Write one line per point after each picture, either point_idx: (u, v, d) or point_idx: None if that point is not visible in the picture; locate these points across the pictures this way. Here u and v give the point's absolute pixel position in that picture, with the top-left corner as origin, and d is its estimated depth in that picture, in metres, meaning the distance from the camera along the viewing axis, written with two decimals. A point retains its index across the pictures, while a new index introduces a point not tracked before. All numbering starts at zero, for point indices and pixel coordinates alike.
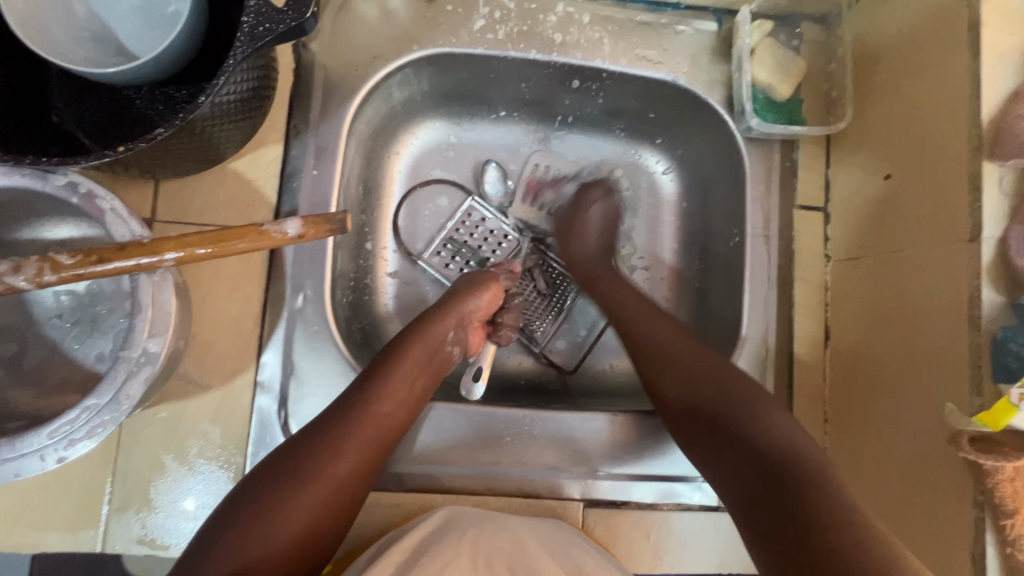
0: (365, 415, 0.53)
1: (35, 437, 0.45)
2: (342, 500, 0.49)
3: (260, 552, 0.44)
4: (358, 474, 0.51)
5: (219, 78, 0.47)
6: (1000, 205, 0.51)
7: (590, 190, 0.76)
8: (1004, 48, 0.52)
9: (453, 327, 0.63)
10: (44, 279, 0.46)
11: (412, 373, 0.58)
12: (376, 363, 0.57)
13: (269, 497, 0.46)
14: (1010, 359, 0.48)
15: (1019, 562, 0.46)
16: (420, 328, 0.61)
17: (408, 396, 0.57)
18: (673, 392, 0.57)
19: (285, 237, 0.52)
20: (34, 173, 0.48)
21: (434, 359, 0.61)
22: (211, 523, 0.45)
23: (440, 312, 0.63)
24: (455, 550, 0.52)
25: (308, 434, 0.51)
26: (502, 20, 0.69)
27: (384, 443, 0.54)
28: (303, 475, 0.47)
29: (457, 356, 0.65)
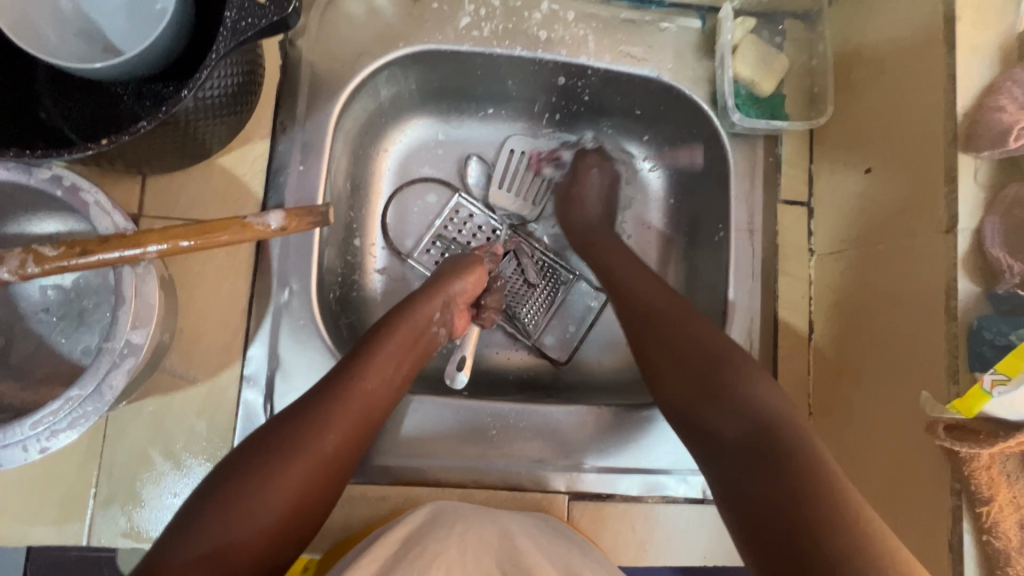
0: (352, 392, 0.53)
1: (18, 427, 0.46)
2: (328, 476, 0.50)
3: (246, 527, 0.44)
4: (345, 452, 0.51)
5: (201, 72, 0.48)
6: (976, 196, 0.52)
7: (585, 159, 0.79)
8: (978, 43, 0.53)
9: (439, 309, 0.64)
10: (28, 271, 0.46)
11: (398, 352, 0.58)
12: (361, 344, 0.58)
13: (255, 472, 0.46)
14: (986, 347, 0.48)
15: (994, 549, 0.46)
16: (406, 309, 0.62)
17: (394, 376, 0.57)
18: (667, 366, 0.56)
19: (268, 229, 0.53)
20: (19, 166, 0.49)
21: (420, 340, 0.61)
22: (192, 503, 0.45)
23: (426, 294, 0.63)
24: (441, 544, 0.52)
25: (293, 412, 0.51)
26: (488, 17, 0.70)
27: (370, 421, 0.54)
28: (289, 451, 0.48)
29: (443, 337, 0.65)
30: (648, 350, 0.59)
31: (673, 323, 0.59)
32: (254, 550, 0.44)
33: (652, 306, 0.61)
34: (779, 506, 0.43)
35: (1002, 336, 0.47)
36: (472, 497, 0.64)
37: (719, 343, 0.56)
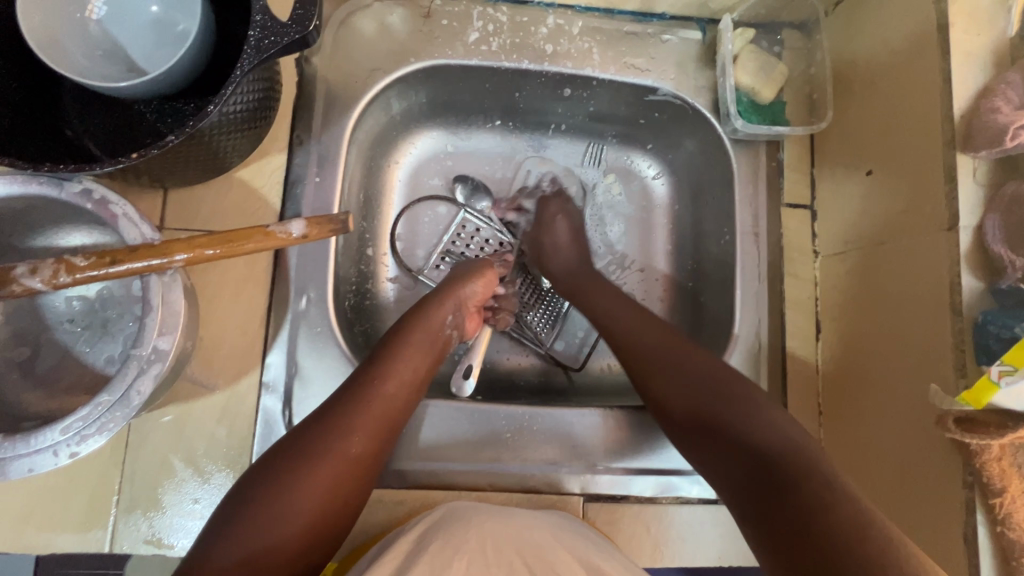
0: (371, 395, 0.54)
1: (48, 432, 0.47)
2: (352, 479, 0.51)
3: (276, 530, 0.45)
4: (369, 456, 0.52)
5: (226, 88, 0.50)
6: (976, 194, 0.53)
7: (546, 207, 0.79)
8: (971, 48, 0.55)
9: (450, 312, 0.65)
10: (59, 280, 0.48)
11: (415, 355, 0.60)
12: (378, 350, 0.59)
13: (280, 477, 0.47)
14: (992, 342, 0.49)
15: (1009, 541, 0.47)
16: (419, 315, 0.63)
17: (413, 379, 0.58)
18: (661, 385, 0.59)
19: (289, 237, 0.55)
20: (52, 180, 0.50)
21: (435, 343, 0.62)
22: (222, 512, 0.46)
23: (438, 297, 0.65)
24: (462, 536, 0.53)
25: (317, 419, 0.52)
26: (495, 33, 0.72)
27: (392, 424, 0.55)
28: (311, 455, 0.49)
29: (456, 340, 0.67)
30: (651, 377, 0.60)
31: (664, 347, 0.62)
32: (286, 552, 0.45)
33: (652, 329, 0.64)
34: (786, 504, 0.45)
35: (1007, 330, 0.48)
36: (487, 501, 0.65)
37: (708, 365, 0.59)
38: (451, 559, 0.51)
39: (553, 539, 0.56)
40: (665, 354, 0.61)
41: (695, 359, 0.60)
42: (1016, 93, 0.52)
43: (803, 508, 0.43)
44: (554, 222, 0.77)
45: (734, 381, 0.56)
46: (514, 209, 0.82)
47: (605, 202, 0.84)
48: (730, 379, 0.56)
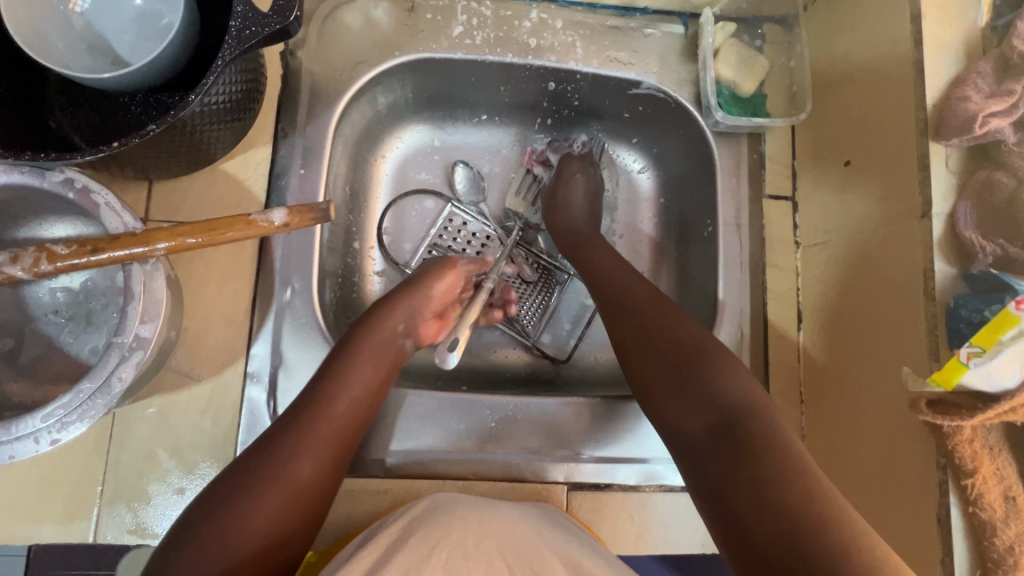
0: (316, 415, 0.53)
1: (29, 419, 0.47)
2: (304, 499, 0.50)
3: (225, 560, 0.45)
4: (321, 473, 0.51)
5: (207, 78, 0.50)
6: (948, 182, 0.54)
7: (568, 164, 0.80)
8: (942, 39, 0.56)
9: (402, 320, 0.64)
10: (41, 269, 0.49)
11: (365, 368, 0.59)
12: (326, 365, 0.58)
13: (229, 503, 0.47)
14: (963, 325, 0.50)
15: (980, 520, 0.48)
16: (368, 327, 0.62)
17: (362, 392, 0.58)
18: (645, 359, 0.59)
19: (271, 226, 0.55)
20: (33, 170, 0.51)
21: (387, 352, 0.61)
22: (166, 549, 0.46)
23: (386, 309, 0.64)
24: (444, 530, 0.53)
25: (261, 445, 0.51)
26: (480, 26, 0.73)
27: (343, 439, 0.54)
28: (258, 479, 0.48)
29: (411, 348, 0.66)
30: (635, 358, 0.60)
31: (655, 319, 0.61)
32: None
33: (638, 308, 0.63)
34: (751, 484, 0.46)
35: (977, 313, 0.49)
36: (472, 490, 0.65)
37: (694, 341, 0.58)
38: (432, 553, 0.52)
39: (536, 533, 0.56)
40: (657, 321, 0.61)
41: (683, 328, 0.60)
42: (986, 82, 0.53)
43: (773, 508, 0.44)
44: (574, 179, 0.79)
45: (712, 353, 0.56)
46: (541, 163, 0.83)
47: None
48: (711, 357, 0.56)
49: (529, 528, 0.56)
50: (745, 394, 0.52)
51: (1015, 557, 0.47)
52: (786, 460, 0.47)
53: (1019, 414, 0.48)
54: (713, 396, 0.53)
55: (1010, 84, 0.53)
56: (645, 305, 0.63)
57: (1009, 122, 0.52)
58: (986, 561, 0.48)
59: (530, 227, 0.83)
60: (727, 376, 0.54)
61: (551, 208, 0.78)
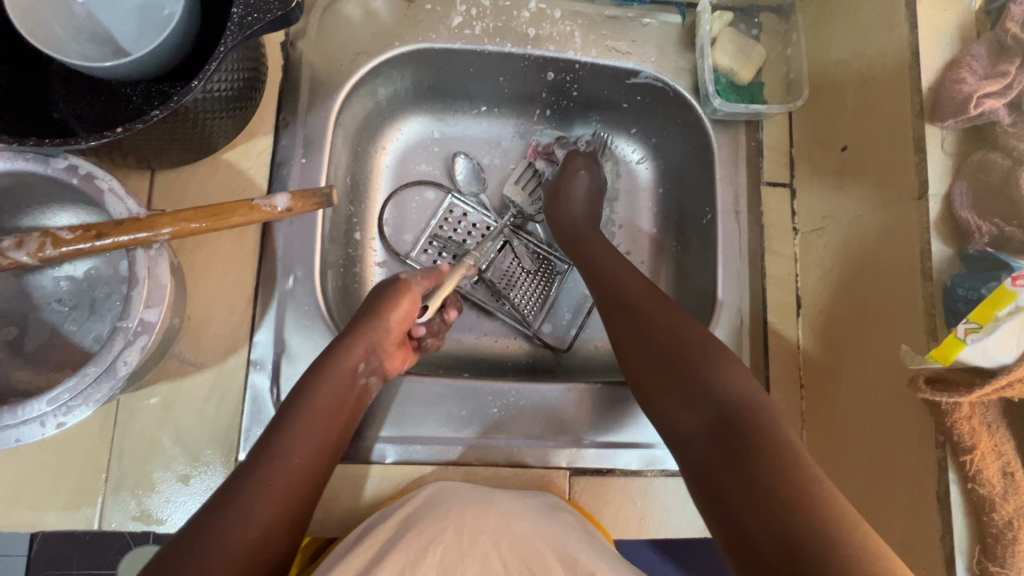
0: (278, 460, 0.52)
1: (35, 403, 0.47)
2: (255, 557, 0.47)
3: None
4: (281, 519, 0.50)
5: (210, 64, 0.51)
6: (944, 164, 0.55)
7: (573, 159, 0.80)
8: (937, 23, 0.57)
9: (361, 357, 0.59)
10: (46, 253, 0.49)
11: (330, 409, 0.57)
12: (288, 404, 0.56)
13: (179, 557, 0.45)
14: (960, 304, 0.51)
15: (979, 496, 0.48)
16: (326, 363, 0.58)
17: (320, 437, 0.55)
18: (640, 355, 0.60)
19: (274, 211, 0.57)
20: (37, 157, 0.51)
21: (346, 393, 0.58)
22: None
23: (346, 345, 0.59)
24: (438, 528, 0.55)
25: (210, 506, 0.49)
26: (479, 16, 0.74)
27: (300, 488, 0.52)
28: (210, 532, 0.46)
29: (376, 385, 0.62)
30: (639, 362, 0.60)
31: (650, 314, 0.62)
32: None
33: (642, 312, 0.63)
34: (749, 483, 0.46)
35: (974, 291, 0.49)
36: (475, 476, 0.65)
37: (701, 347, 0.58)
38: (427, 550, 0.53)
39: (534, 526, 0.56)
40: (657, 317, 0.62)
41: (680, 324, 0.60)
42: (980, 65, 0.54)
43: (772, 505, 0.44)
44: (578, 174, 0.79)
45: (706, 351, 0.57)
46: (545, 156, 0.84)
47: None
48: (717, 361, 0.56)
49: (526, 521, 0.57)
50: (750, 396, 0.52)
51: (1014, 532, 0.47)
52: (794, 467, 0.46)
53: (1016, 389, 0.48)
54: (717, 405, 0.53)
55: (1003, 66, 0.53)
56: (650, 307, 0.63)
57: (1003, 103, 0.53)
58: (985, 537, 0.48)
59: (531, 217, 0.84)
60: (732, 379, 0.54)
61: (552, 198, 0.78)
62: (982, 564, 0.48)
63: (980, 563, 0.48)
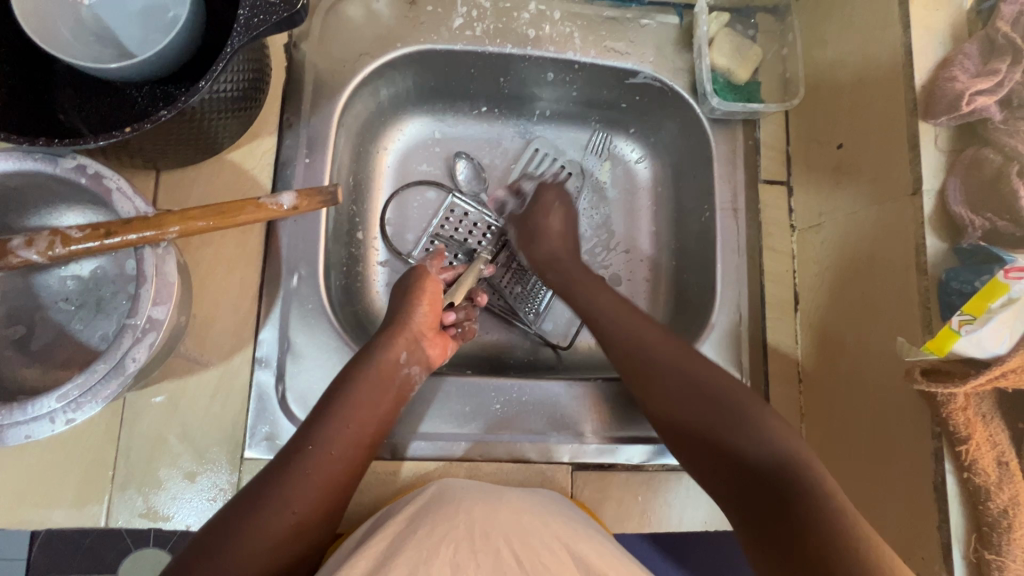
0: (316, 451, 0.54)
1: (45, 400, 0.48)
2: (293, 539, 0.51)
3: None
4: (317, 509, 0.53)
5: (217, 65, 0.52)
6: (938, 160, 0.56)
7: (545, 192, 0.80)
8: (929, 23, 0.58)
9: (404, 348, 0.63)
10: (55, 251, 0.50)
11: (371, 399, 0.59)
12: (332, 392, 0.59)
13: (221, 537, 0.49)
14: (955, 297, 0.52)
15: (975, 485, 0.49)
16: (370, 354, 0.61)
17: (358, 437, 0.57)
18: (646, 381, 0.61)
19: (281, 209, 0.57)
20: (46, 157, 0.52)
21: (392, 385, 0.61)
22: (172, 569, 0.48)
23: (388, 337, 0.63)
24: (449, 523, 0.55)
25: (253, 489, 0.52)
26: (479, 18, 0.75)
27: (338, 485, 0.54)
28: (250, 516, 0.50)
29: (418, 375, 0.64)
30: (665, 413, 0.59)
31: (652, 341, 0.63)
32: None
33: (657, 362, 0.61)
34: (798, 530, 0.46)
35: (968, 284, 0.50)
36: (478, 471, 0.66)
37: (738, 398, 0.56)
38: (438, 547, 0.52)
39: (541, 518, 0.57)
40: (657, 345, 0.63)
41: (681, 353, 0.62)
42: (972, 64, 0.55)
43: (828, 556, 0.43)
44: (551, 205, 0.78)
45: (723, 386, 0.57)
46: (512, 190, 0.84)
47: (593, 187, 0.86)
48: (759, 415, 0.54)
49: (535, 517, 0.57)
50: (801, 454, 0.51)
51: (1009, 520, 0.48)
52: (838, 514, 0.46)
53: (1010, 380, 0.49)
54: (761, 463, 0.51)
55: (995, 64, 0.54)
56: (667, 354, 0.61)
57: (994, 100, 0.54)
58: (982, 525, 0.49)
59: None
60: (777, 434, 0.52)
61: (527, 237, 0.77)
62: (979, 552, 0.49)
63: (977, 550, 0.49)
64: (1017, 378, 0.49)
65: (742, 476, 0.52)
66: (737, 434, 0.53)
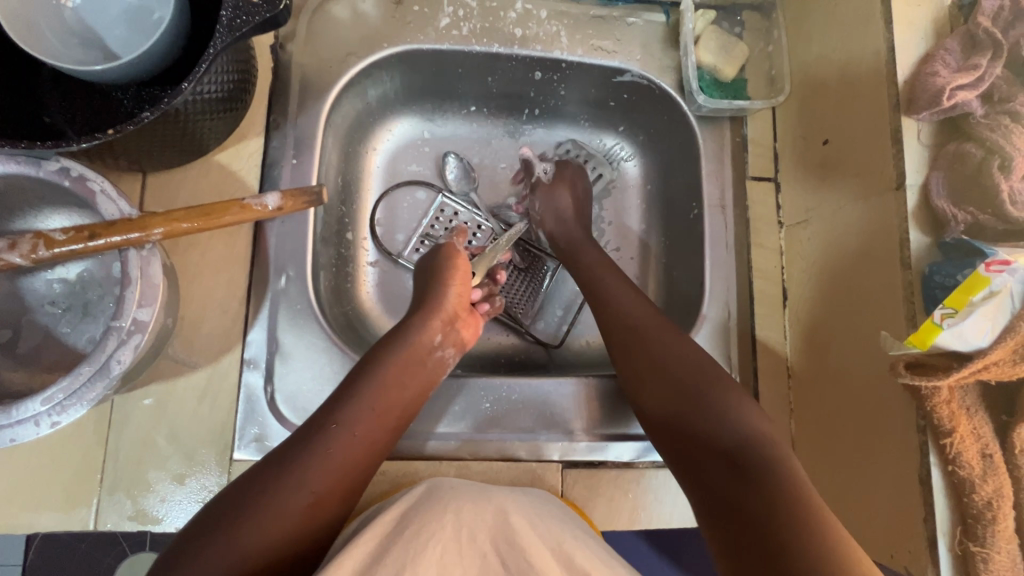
0: (343, 426, 0.54)
1: (29, 403, 0.48)
2: (313, 516, 0.50)
3: (242, 553, 0.46)
4: (336, 489, 0.52)
5: (200, 66, 0.52)
6: (921, 155, 0.57)
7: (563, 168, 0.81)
8: (911, 19, 0.59)
9: (439, 330, 0.65)
10: (38, 254, 0.50)
11: (401, 379, 0.60)
12: (360, 370, 0.60)
13: (240, 506, 0.49)
14: (938, 290, 0.52)
15: (960, 478, 0.50)
16: (404, 336, 0.63)
17: (383, 419, 0.57)
18: (642, 378, 0.61)
19: (266, 209, 0.58)
20: (29, 159, 0.52)
21: (424, 367, 0.62)
22: (190, 534, 0.47)
23: (421, 318, 0.64)
24: (437, 523, 0.53)
25: (272, 462, 0.52)
26: (466, 17, 0.75)
27: (358, 468, 0.54)
28: (270, 488, 0.50)
29: (452, 358, 0.66)
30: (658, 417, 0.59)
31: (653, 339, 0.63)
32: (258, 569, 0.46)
33: (656, 369, 0.61)
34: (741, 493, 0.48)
35: (950, 277, 0.51)
36: (468, 470, 0.66)
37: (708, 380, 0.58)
38: (426, 545, 0.51)
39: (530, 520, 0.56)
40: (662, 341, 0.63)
41: (677, 346, 0.62)
42: (953, 59, 0.56)
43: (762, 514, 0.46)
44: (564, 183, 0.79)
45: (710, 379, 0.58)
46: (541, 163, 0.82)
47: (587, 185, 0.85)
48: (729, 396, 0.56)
49: (523, 517, 0.56)
50: (766, 436, 0.52)
51: (993, 511, 0.48)
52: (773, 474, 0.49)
53: (993, 372, 0.49)
54: (720, 440, 0.53)
55: (975, 59, 0.55)
56: (672, 358, 0.61)
57: (975, 95, 0.55)
58: (967, 517, 0.50)
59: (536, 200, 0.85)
60: (744, 418, 0.54)
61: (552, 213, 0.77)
62: (964, 544, 0.50)
63: (963, 543, 0.50)
64: (1001, 370, 0.49)
65: (709, 456, 0.53)
66: (708, 417, 0.55)
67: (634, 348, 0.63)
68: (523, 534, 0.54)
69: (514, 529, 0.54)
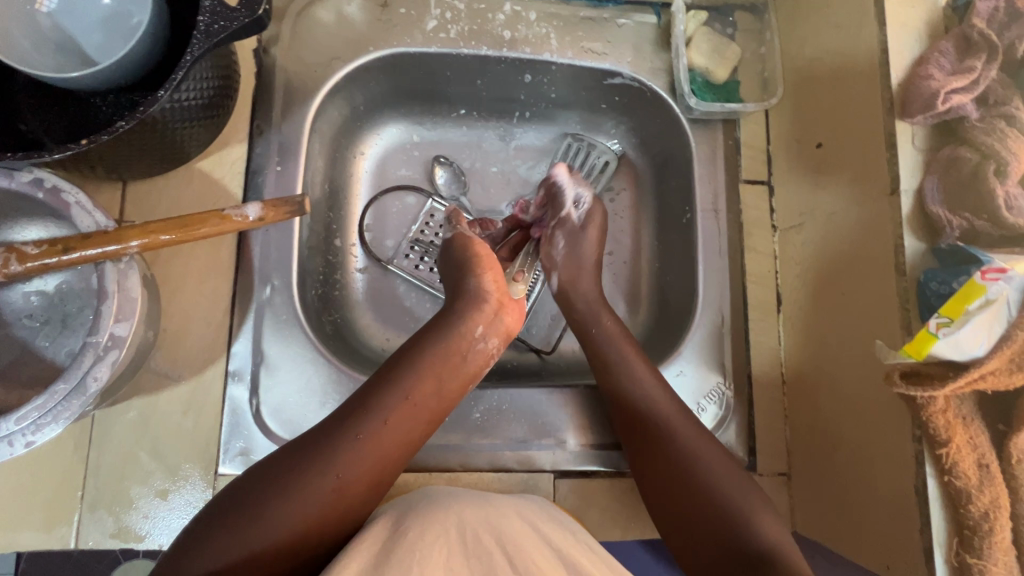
0: (376, 419, 0.53)
1: (2, 422, 0.46)
2: (338, 506, 0.51)
3: (267, 536, 0.47)
4: (363, 481, 0.52)
5: (176, 73, 0.50)
6: (916, 159, 0.56)
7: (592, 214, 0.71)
8: (904, 21, 0.58)
9: (480, 321, 0.61)
10: (11, 269, 0.49)
11: (437, 372, 0.57)
12: (398, 359, 0.58)
13: (263, 488, 0.49)
14: (934, 298, 0.51)
15: (956, 490, 0.49)
16: (443, 326, 0.60)
17: (417, 413, 0.56)
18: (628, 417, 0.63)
19: (246, 220, 0.56)
20: (2, 170, 0.50)
21: (462, 359, 0.59)
22: (216, 509, 0.49)
23: (461, 309, 0.61)
24: (439, 526, 0.52)
25: (301, 447, 0.52)
26: (453, 20, 0.73)
27: (388, 462, 0.54)
28: (297, 473, 0.50)
29: (495, 347, 0.63)
30: (636, 444, 0.62)
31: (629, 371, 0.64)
32: (280, 551, 0.48)
33: (642, 402, 0.62)
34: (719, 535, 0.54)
35: (946, 286, 0.50)
36: (459, 481, 0.65)
37: (741, 504, 0.56)
38: (429, 549, 0.49)
39: (529, 525, 0.55)
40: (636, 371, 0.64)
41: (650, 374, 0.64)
42: (948, 61, 0.55)
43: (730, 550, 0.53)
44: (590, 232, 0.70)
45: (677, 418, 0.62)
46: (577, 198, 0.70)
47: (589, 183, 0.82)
48: (746, 496, 0.56)
49: (523, 520, 0.55)
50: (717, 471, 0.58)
51: (990, 523, 0.47)
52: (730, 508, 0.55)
53: (990, 382, 0.49)
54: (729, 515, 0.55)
55: (970, 62, 0.54)
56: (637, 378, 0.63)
57: (969, 98, 0.54)
58: (963, 528, 0.49)
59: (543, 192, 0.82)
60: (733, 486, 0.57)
61: (573, 262, 0.70)
62: (960, 556, 0.49)
63: (958, 555, 0.49)
64: (997, 379, 0.48)
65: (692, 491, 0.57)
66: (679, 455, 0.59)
67: (614, 372, 0.65)
68: (526, 536, 0.53)
69: (516, 530, 0.53)
